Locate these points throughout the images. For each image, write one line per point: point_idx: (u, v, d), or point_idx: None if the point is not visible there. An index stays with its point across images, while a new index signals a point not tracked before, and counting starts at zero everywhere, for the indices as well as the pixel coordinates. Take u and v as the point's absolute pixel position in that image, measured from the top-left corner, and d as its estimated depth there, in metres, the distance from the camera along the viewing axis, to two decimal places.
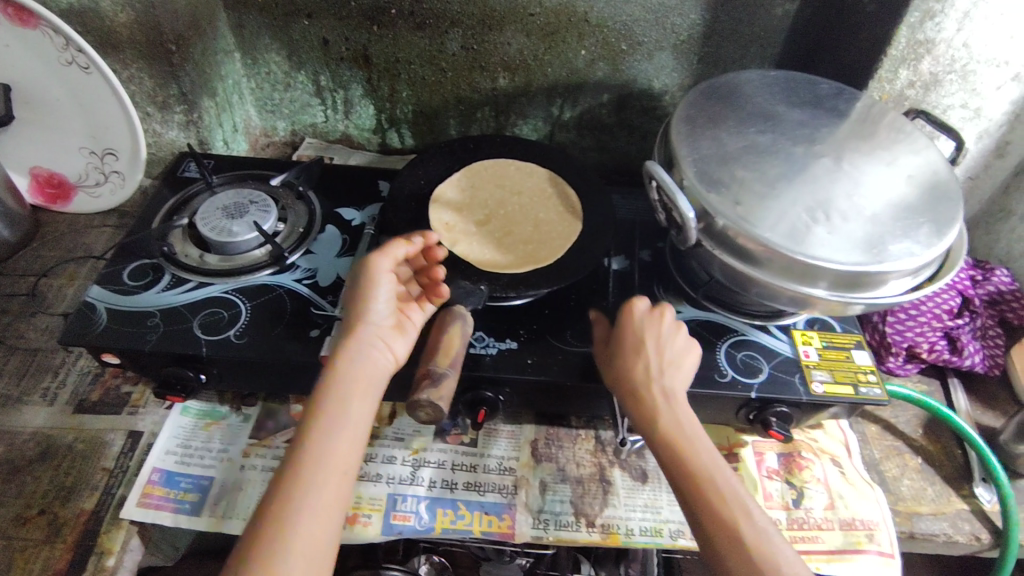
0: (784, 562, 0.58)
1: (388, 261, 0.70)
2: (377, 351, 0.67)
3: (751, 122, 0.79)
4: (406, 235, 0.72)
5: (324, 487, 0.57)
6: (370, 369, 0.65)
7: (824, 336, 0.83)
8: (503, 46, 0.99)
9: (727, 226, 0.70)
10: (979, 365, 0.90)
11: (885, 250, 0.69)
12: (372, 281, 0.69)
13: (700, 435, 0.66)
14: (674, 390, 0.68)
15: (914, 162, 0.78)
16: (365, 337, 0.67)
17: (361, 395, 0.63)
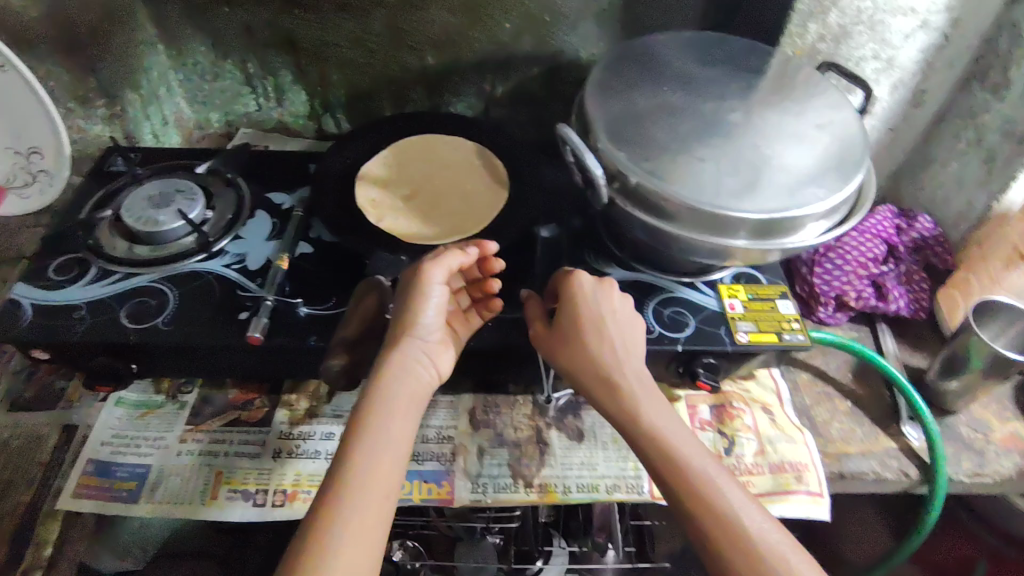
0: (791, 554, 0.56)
1: (443, 271, 0.69)
2: (418, 364, 0.67)
3: (663, 83, 0.81)
4: (463, 246, 0.71)
5: (361, 504, 0.56)
6: (414, 383, 0.65)
7: (750, 288, 0.86)
8: (427, 24, 1.00)
9: (639, 184, 0.72)
10: (905, 309, 0.92)
11: (791, 196, 0.71)
12: (426, 291, 0.68)
13: (682, 426, 0.65)
14: (643, 373, 0.67)
15: (822, 113, 0.80)
16: (411, 351, 0.67)
17: (390, 409, 0.63)
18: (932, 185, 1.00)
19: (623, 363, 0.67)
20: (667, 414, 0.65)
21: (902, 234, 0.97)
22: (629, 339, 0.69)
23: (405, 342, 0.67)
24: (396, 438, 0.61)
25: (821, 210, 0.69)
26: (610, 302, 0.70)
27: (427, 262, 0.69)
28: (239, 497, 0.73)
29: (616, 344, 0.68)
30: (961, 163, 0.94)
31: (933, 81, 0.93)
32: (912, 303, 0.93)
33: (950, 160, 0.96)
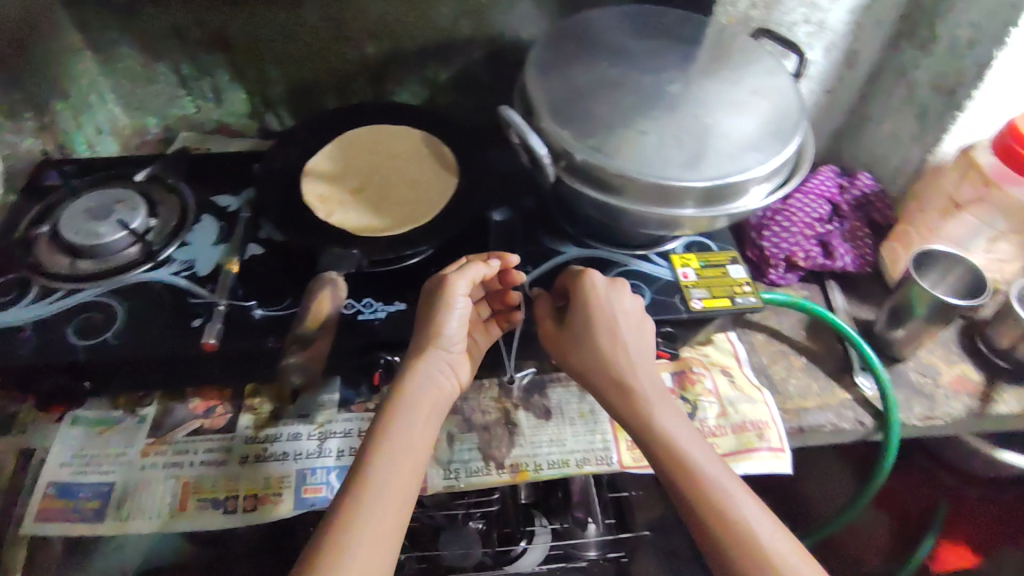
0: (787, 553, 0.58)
1: (466, 284, 0.71)
2: (439, 378, 0.70)
3: (602, 59, 0.82)
4: (485, 258, 0.73)
5: (376, 524, 0.58)
6: (432, 394, 0.69)
7: (702, 256, 0.87)
8: (364, 13, 0.98)
9: (585, 160, 0.73)
10: (852, 265, 0.95)
11: (732, 163, 0.73)
12: (450, 303, 0.70)
13: (691, 432, 0.67)
14: (654, 377, 0.70)
15: (758, 79, 0.82)
16: (433, 362, 0.69)
17: (413, 429, 0.65)
18: (870, 142, 1.03)
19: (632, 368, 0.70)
20: (676, 418, 0.68)
21: (844, 193, 1.00)
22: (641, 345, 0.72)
23: (429, 354, 0.70)
24: (416, 460, 0.64)
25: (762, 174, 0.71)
26: (625, 308, 0.72)
27: (451, 274, 0.71)
28: (209, 505, 0.72)
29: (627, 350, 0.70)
30: (895, 120, 0.97)
31: (863, 42, 0.96)
32: (859, 258, 0.96)
33: (885, 117, 0.99)
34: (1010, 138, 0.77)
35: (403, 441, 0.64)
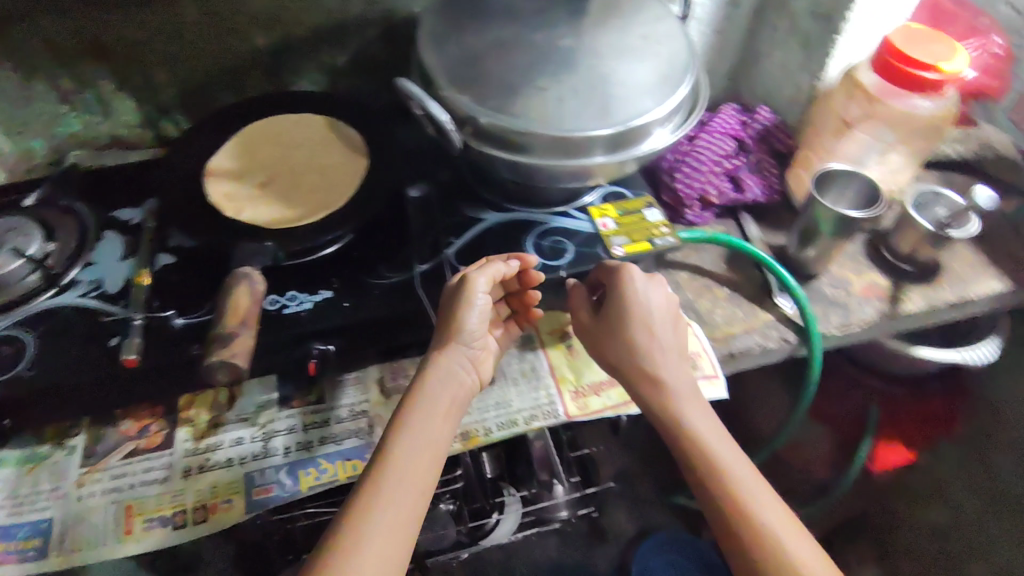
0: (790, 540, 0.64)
1: (486, 279, 0.73)
2: (460, 375, 0.72)
3: (493, 21, 0.82)
4: (504, 258, 0.75)
5: (397, 519, 0.60)
6: (452, 390, 0.71)
7: (618, 205, 0.89)
8: (248, 3, 0.95)
9: (488, 123, 0.73)
10: (762, 195, 0.99)
11: (631, 109, 0.75)
12: (471, 299, 0.72)
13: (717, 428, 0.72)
14: (683, 372, 0.75)
15: (645, 25, 0.84)
16: (455, 357, 0.72)
17: (436, 430, 0.67)
18: (764, 75, 1.07)
19: (656, 354, 0.74)
20: (701, 412, 0.73)
21: (746, 129, 1.04)
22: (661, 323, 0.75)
23: (450, 350, 0.72)
24: (436, 457, 0.66)
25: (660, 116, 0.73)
26: (647, 290, 0.76)
27: (472, 272, 0.73)
28: (157, 524, 0.70)
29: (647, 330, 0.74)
30: (783, 51, 1.01)
31: None
32: (768, 188, 1.00)
33: (775, 50, 1.03)
34: (888, 54, 0.82)
35: (424, 439, 0.66)
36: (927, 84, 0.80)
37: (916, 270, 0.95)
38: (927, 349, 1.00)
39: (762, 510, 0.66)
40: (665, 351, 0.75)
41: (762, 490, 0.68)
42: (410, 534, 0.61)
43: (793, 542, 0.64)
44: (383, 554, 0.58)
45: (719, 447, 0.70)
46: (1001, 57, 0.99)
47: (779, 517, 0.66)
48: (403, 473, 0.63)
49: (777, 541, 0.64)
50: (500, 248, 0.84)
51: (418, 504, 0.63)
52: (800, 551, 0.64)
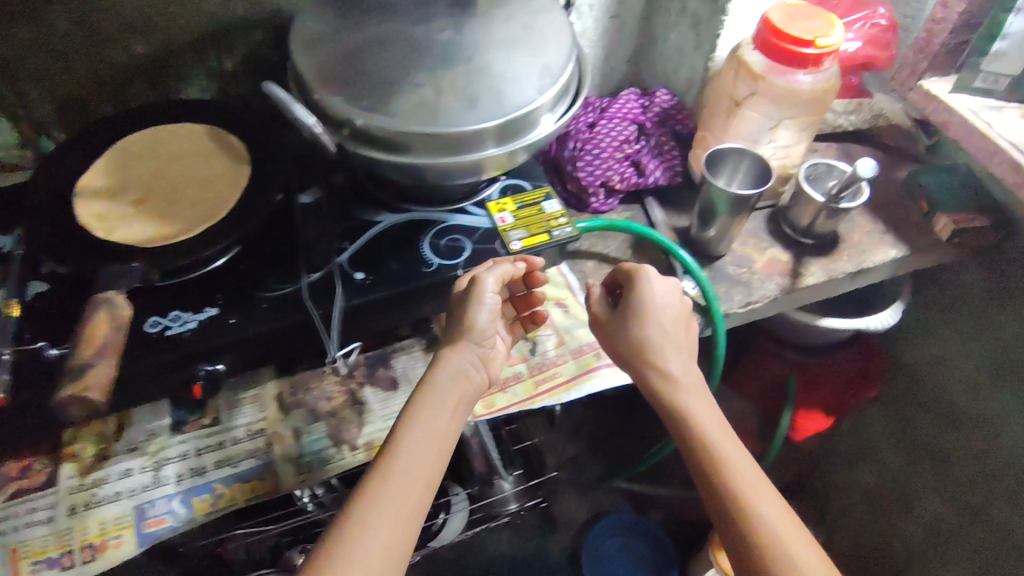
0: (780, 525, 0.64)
1: (495, 279, 0.74)
2: (466, 378, 0.73)
3: (369, 18, 0.79)
4: (514, 259, 0.77)
5: (395, 519, 0.60)
6: (460, 389, 0.72)
7: (517, 198, 0.89)
8: (117, 10, 0.90)
9: (365, 125, 0.70)
10: (663, 179, 1.00)
11: (514, 97, 0.74)
12: (481, 298, 0.73)
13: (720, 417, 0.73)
14: (686, 358, 0.76)
15: (527, 13, 0.82)
16: (465, 354, 0.73)
17: (442, 434, 0.68)
18: (662, 58, 1.07)
19: (659, 342, 0.76)
20: (704, 401, 0.74)
21: (646, 112, 1.04)
22: (665, 312, 0.77)
23: (461, 348, 0.74)
24: (437, 462, 0.66)
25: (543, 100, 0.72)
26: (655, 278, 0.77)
27: (481, 273, 0.74)
28: (44, 566, 0.67)
29: (652, 316, 0.76)
30: (676, 33, 1.01)
31: None
32: (668, 172, 1.01)
33: (670, 33, 1.03)
34: (769, 32, 0.83)
35: (429, 441, 0.66)
36: (807, 60, 0.81)
37: (816, 243, 0.97)
38: (831, 319, 1.02)
39: (758, 498, 0.66)
40: (668, 336, 0.76)
41: (759, 478, 0.68)
42: (405, 536, 0.61)
43: (785, 530, 0.64)
44: (377, 552, 0.59)
45: (718, 433, 0.71)
46: (887, 27, 0.98)
47: (775, 508, 0.66)
48: (405, 472, 0.63)
49: (769, 527, 0.64)
50: (394, 251, 0.82)
51: (419, 506, 0.63)
52: (793, 541, 0.63)
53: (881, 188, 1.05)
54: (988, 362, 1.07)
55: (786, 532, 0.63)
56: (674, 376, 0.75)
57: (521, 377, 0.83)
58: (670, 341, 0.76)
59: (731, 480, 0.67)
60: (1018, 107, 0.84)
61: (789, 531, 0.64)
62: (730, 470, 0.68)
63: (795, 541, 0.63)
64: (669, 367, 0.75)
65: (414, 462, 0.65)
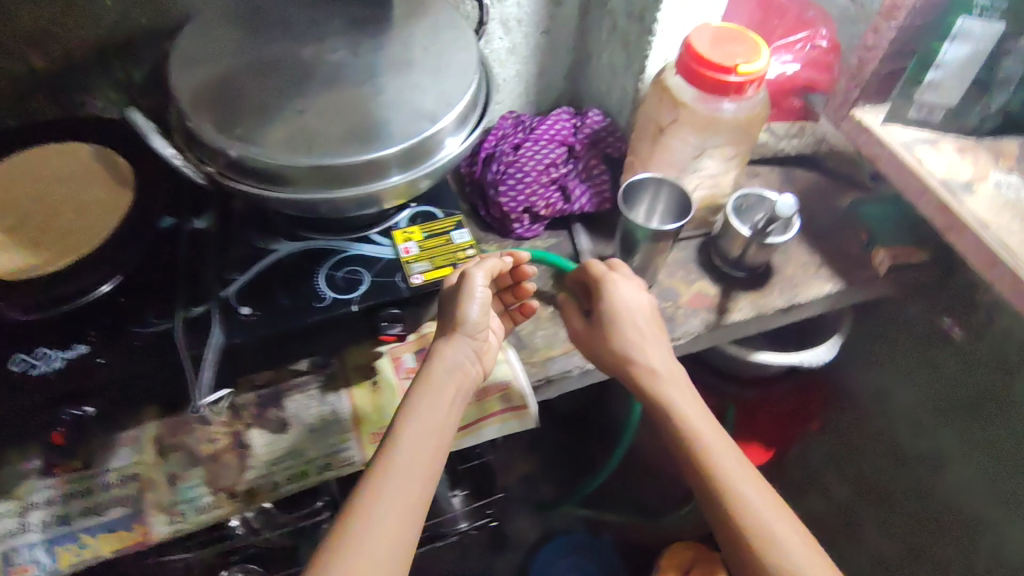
0: (762, 514, 0.67)
1: (485, 274, 0.73)
2: (465, 367, 0.73)
3: (260, 37, 0.74)
4: (501, 253, 0.76)
5: (399, 510, 0.62)
6: (456, 381, 0.72)
7: (425, 227, 0.84)
8: (7, 21, 0.85)
9: (244, 159, 0.65)
10: (589, 205, 0.95)
11: (409, 122, 0.68)
12: (471, 291, 0.73)
13: (702, 410, 0.74)
14: (666, 354, 0.77)
15: (432, 31, 0.77)
16: (460, 346, 0.73)
17: (443, 421, 0.69)
18: (597, 77, 1.02)
19: (638, 341, 0.77)
20: (688, 396, 0.75)
21: (577, 134, 0.99)
22: (637, 314, 0.78)
23: (455, 342, 0.73)
24: (436, 453, 0.67)
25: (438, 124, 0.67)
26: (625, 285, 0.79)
27: (470, 267, 0.74)
28: None
29: (628, 318, 0.77)
30: (608, 51, 0.96)
31: None
32: (596, 197, 0.96)
33: (603, 51, 0.97)
34: (691, 58, 0.78)
35: (432, 430, 0.67)
36: (729, 88, 0.76)
37: (746, 276, 0.93)
38: (765, 353, 0.99)
39: (739, 488, 0.69)
40: (646, 337, 0.77)
41: (741, 466, 0.70)
42: (413, 525, 0.63)
43: (767, 516, 0.67)
44: (383, 543, 0.60)
45: (701, 425, 0.73)
46: (827, 49, 0.93)
47: (758, 493, 0.69)
48: (408, 464, 0.64)
49: (751, 515, 0.67)
50: (287, 284, 0.77)
51: (425, 494, 0.65)
52: (775, 525, 0.67)
53: (822, 216, 1.00)
54: (932, 397, 1.04)
55: (770, 517, 0.67)
56: (655, 373, 0.76)
57: None
58: (647, 342, 0.77)
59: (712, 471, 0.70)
60: (954, 140, 0.79)
61: (771, 516, 0.67)
62: (714, 463, 0.70)
63: (779, 526, 0.66)
64: (647, 364, 0.76)
65: (416, 453, 0.66)
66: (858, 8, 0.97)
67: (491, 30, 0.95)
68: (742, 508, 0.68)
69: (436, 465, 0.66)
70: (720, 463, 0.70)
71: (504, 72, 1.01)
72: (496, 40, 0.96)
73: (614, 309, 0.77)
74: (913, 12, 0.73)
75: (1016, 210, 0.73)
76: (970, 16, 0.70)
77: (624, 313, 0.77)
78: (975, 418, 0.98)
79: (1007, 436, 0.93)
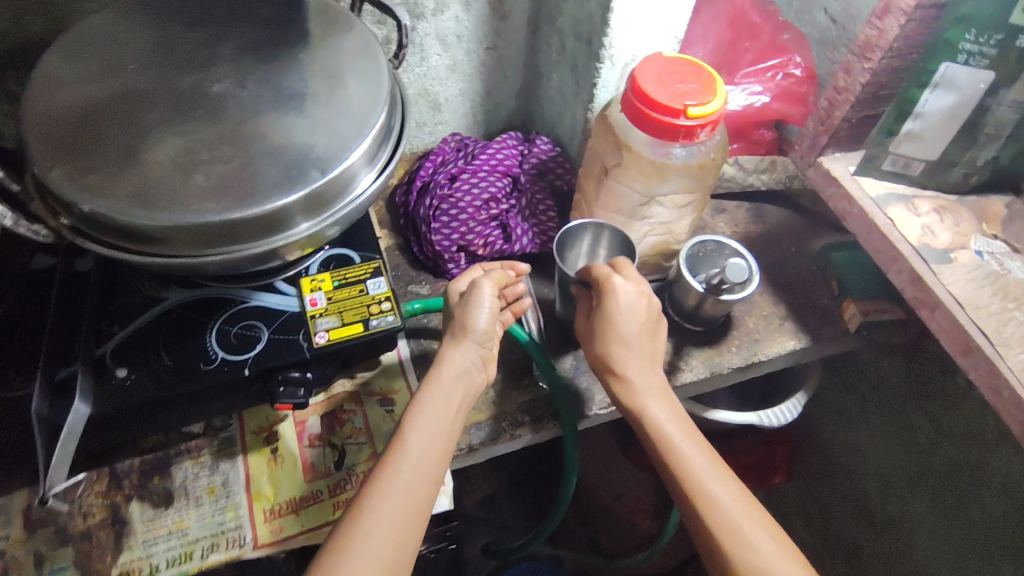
0: (753, 541, 0.56)
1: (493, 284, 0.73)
2: (472, 373, 0.70)
3: (142, 65, 0.65)
4: (504, 265, 0.76)
5: (404, 510, 0.58)
6: (466, 386, 0.69)
7: (337, 274, 0.75)
8: None
9: (114, 218, 0.56)
10: (531, 246, 0.86)
11: (301, 168, 0.60)
12: (481, 299, 0.72)
13: (687, 424, 0.65)
14: (650, 364, 0.68)
15: (340, 60, 0.68)
16: (470, 353, 0.71)
17: (448, 426, 0.66)
18: (549, 99, 0.92)
19: (624, 350, 0.68)
20: (671, 410, 0.66)
21: (522, 164, 0.90)
22: (629, 321, 0.68)
23: (462, 348, 0.71)
24: (438, 458, 0.63)
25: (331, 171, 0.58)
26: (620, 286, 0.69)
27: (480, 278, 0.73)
28: None
29: (622, 318, 0.68)
30: (558, 74, 0.86)
31: None
32: (540, 237, 0.88)
33: (553, 73, 0.88)
34: (636, 96, 0.68)
35: (436, 435, 0.64)
36: (678, 132, 0.67)
37: (702, 329, 0.84)
38: (724, 412, 0.87)
39: (719, 505, 0.58)
40: (630, 340, 0.68)
41: (721, 481, 0.60)
42: (414, 533, 0.58)
43: (755, 534, 0.57)
44: (389, 544, 0.56)
45: (683, 440, 0.63)
46: (802, 79, 0.85)
47: (742, 510, 0.58)
48: (414, 464, 0.61)
49: (734, 533, 0.57)
50: (173, 340, 0.68)
51: (429, 497, 0.61)
52: (762, 548, 0.56)
53: (792, 261, 0.91)
54: (907, 462, 0.96)
55: (769, 544, 0.56)
56: (636, 384, 0.67)
57: (318, 497, 0.70)
58: (630, 348, 0.68)
59: (693, 485, 0.60)
60: (933, 197, 0.70)
61: (766, 544, 0.56)
62: (692, 474, 0.61)
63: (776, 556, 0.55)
64: (627, 373, 0.67)
65: (420, 455, 0.63)
66: (840, 31, 0.86)
67: (426, 46, 0.85)
68: (723, 526, 0.57)
69: (438, 470, 0.63)
70: (706, 481, 0.60)
71: (445, 91, 0.91)
72: (433, 57, 0.86)
73: (608, 312, 0.68)
74: (890, 54, 0.62)
75: (998, 284, 0.64)
76: (956, 62, 0.59)
77: (617, 314, 0.68)
78: (951, 490, 0.89)
79: (982, 513, 0.85)
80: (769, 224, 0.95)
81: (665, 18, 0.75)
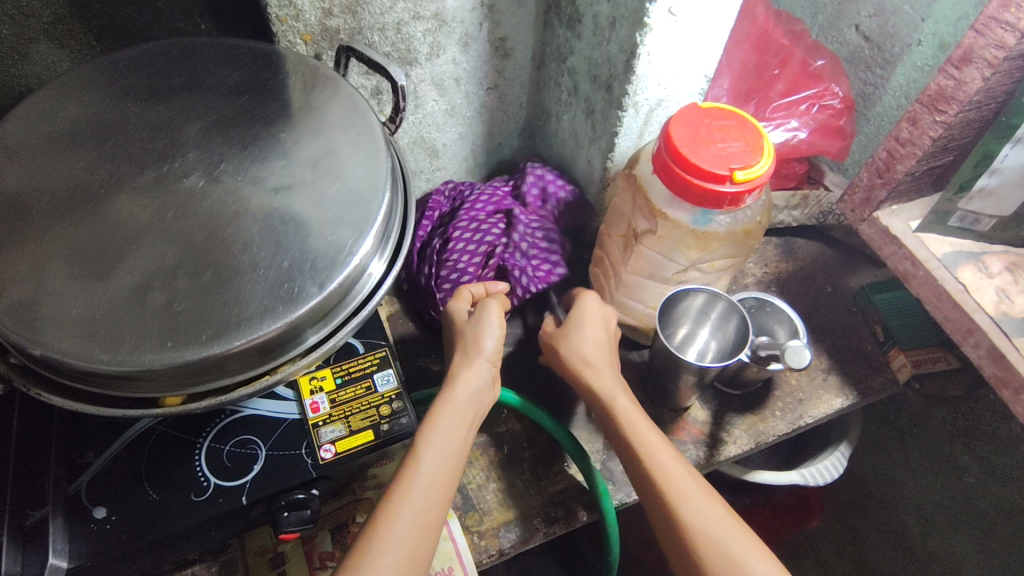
0: (707, 526, 0.54)
1: (496, 306, 0.68)
2: (485, 392, 0.65)
3: (97, 155, 0.54)
4: (493, 282, 0.73)
5: (420, 528, 0.54)
6: (477, 404, 0.63)
7: (339, 368, 0.66)
8: None
9: (72, 364, 0.47)
10: (532, 287, 0.76)
11: (295, 277, 0.50)
12: (489, 320, 0.67)
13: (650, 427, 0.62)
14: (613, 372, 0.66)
15: (333, 133, 0.57)
16: (480, 367, 0.65)
17: (463, 443, 0.60)
18: (559, 140, 0.83)
19: (585, 358, 0.66)
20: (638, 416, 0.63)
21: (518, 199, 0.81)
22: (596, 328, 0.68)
23: (474, 367, 0.65)
24: (450, 484, 0.58)
25: (327, 285, 0.50)
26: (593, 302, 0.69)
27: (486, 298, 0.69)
28: None
29: (578, 333, 0.67)
30: (570, 115, 0.77)
31: (509, 25, 0.73)
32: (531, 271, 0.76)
33: (563, 113, 0.79)
34: (673, 158, 0.60)
35: (452, 451, 0.59)
36: (723, 199, 0.59)
37: (742, 393, 0.76)
38: (763, 473, 0.81)
39: (700, 519, 0.54)
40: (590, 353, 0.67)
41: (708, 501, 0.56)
42: (423, 564, 0.54)
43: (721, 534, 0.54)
44: (401, 562, 0.52)
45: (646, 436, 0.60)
46: (840, 110, 0.78)
47: (728, 530, 0.54)
48: (430, 480, 0.56)
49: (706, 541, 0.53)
50: (157, 467, 0.59)
51: (443, 514, 0.57)
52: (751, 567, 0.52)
53: (829, 303, 0.83)
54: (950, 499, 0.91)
55: (717, 525, 0.54)
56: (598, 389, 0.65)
57: None
58: (596, 356, 0.66)
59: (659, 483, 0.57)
60: (1003, 252, 0.63)
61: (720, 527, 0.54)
62: (659, 483, 0.57)
63: (729, 538, 0.53)
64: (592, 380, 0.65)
65: (439, 473, 0.57)
66: (874, 51, 0.78)
67: (421, 93, 0.75)
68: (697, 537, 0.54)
69: (454, 487, 0.58)
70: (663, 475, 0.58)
71: (443, 137, 0.82)
72: (430, 103, 0.76)
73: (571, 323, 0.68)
74: (969, 106, 0.55)
75: None
76: None
77: (575, 327, 0.68)
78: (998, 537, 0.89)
79: None
80: (802, 261, 0.87)
81: (695, 60, 0.66)
